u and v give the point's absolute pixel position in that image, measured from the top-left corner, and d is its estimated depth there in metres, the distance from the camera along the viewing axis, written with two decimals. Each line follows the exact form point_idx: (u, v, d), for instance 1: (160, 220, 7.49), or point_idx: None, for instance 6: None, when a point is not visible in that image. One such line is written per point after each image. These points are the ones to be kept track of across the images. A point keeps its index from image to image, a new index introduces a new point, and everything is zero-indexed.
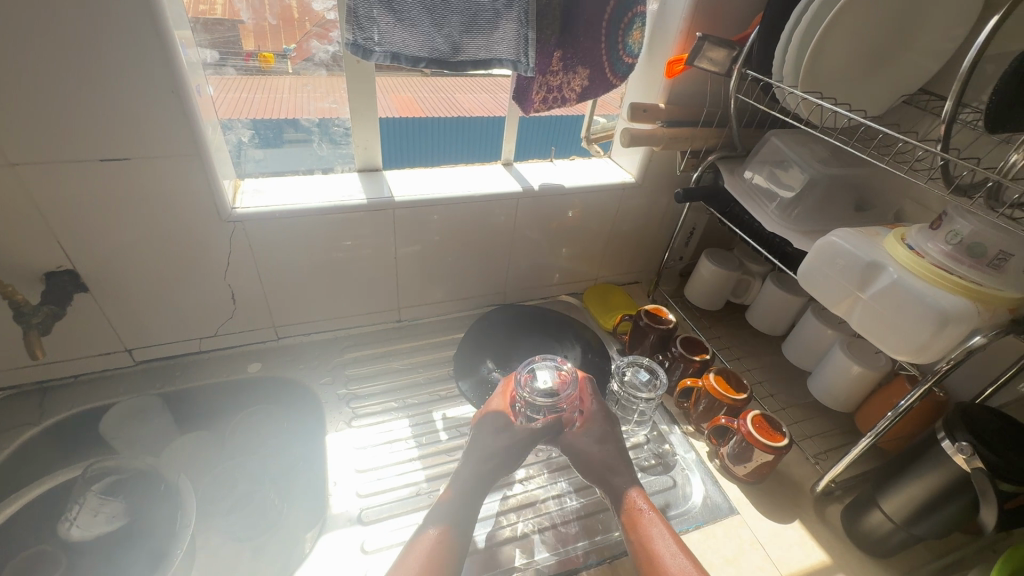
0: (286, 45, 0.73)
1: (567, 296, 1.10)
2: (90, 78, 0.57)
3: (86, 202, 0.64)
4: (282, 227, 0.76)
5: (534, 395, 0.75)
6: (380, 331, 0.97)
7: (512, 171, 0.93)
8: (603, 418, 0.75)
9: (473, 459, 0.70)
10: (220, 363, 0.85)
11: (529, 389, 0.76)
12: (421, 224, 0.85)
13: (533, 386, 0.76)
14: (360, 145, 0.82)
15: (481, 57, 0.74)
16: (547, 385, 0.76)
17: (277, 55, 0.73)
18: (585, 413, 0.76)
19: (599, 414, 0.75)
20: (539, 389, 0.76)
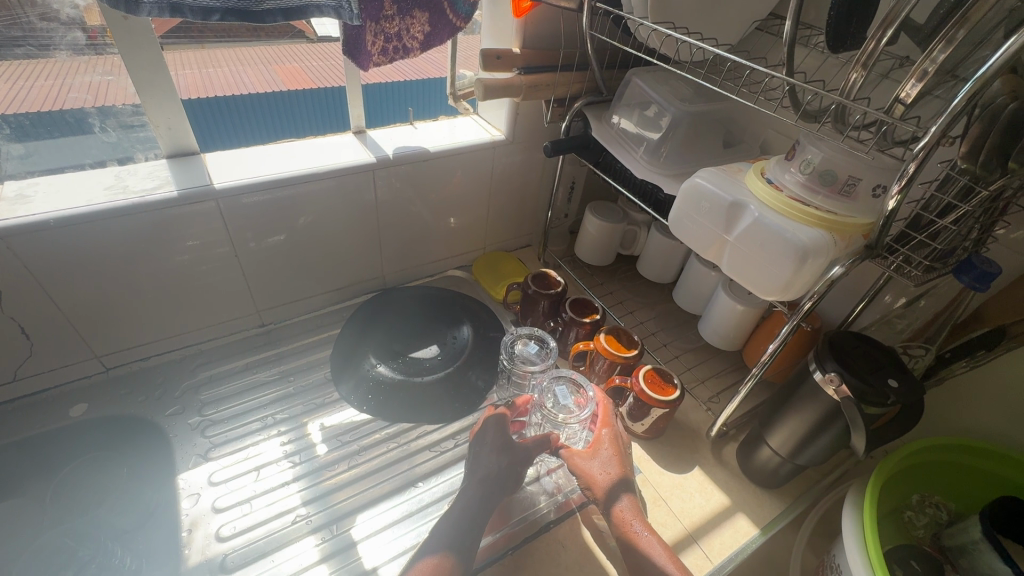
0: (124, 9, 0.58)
1: (455, 270, 1.02)
2: None
3: None
4: (68, 241, 0.61)
5: (550, 403, 0.71)
6: (240, 340, 0.84)
7: (364, 140, 0.81)
8: (614, 446, 0.67)
9: (475, 480, 0.64)
10: (32, 411, 0.70)
11: (540, 395, 0.72)
12: (261, 214, 0.72)
13: (553, 400, 0.71)
14: (160, 125, 0.66)
15: (292, 5, 0.60)
16: (568, 401, 0.71)
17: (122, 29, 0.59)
18: (597, 437, 0.68)
19: (610, 438, 0.68)
20: (556, 401, 0.71)
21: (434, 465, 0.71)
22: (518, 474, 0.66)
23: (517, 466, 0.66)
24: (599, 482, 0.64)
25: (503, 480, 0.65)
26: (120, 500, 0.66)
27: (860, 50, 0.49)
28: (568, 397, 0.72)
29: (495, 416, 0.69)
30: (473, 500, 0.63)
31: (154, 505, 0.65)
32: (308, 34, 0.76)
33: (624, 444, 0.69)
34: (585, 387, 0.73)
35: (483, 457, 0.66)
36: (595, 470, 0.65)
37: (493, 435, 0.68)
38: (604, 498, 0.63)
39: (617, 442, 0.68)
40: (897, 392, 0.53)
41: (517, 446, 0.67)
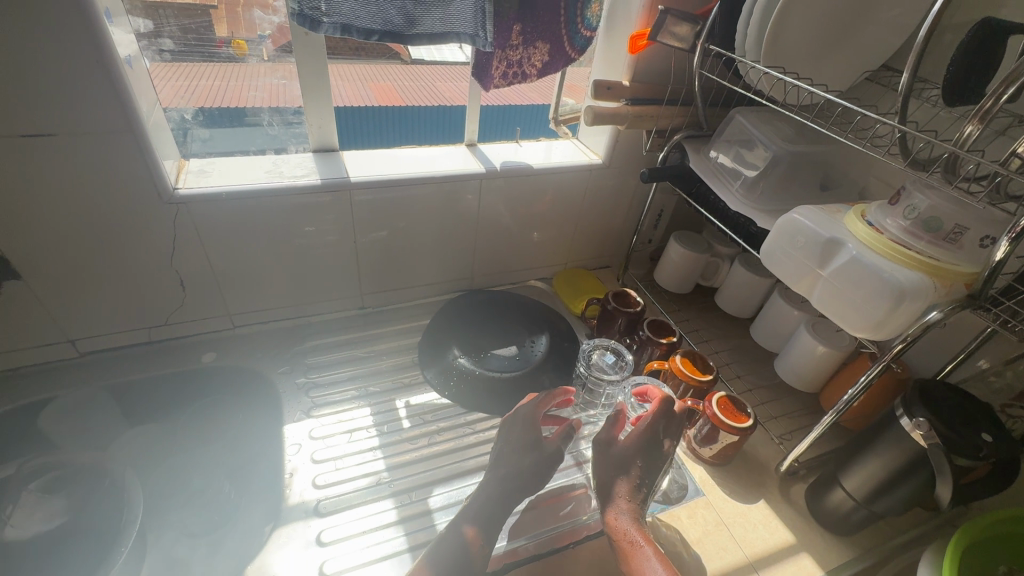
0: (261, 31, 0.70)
1: (537, 281, 1.07)
2: (8, 51, 0.52)
3: (18, 183, 0.60)
4: (231, 210, 0.72)
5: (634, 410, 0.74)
6: (341, 318, 0.93)
7: (475, 153, 0.89)
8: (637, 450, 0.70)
9: (497, 478, 0.67)
10: (172, 353, 0.81)
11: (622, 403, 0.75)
12: (381, 207, 0.82)
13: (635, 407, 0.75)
14: (313, 124, 0.78)
15: (437, 31, 0.73)
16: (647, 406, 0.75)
17: (249, 41, 0.71)
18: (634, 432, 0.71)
19: (641, 441, 0.70)
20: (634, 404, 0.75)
21: None
22: (547, 472, 0.69)
23: (537, 453, 0.70)
24: (608, 488, 0.68)
25: (529, 474, 0.68)
26: (234, 441, 0.75)
27: (977, 105, 0.50)
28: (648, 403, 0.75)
29: (524, 414, 0.73)
30: (499, 487, 0.66)
31: (262, 448, 0.74)
32: (403, 57, 0.86)
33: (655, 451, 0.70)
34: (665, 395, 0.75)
35: (509, 453, 0.69)
36: (609, 473, 0.69)
37: (519, 434, 0.71)
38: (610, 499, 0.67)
39: (647, 446, 0.70)
40: (991, 446, 0.53)
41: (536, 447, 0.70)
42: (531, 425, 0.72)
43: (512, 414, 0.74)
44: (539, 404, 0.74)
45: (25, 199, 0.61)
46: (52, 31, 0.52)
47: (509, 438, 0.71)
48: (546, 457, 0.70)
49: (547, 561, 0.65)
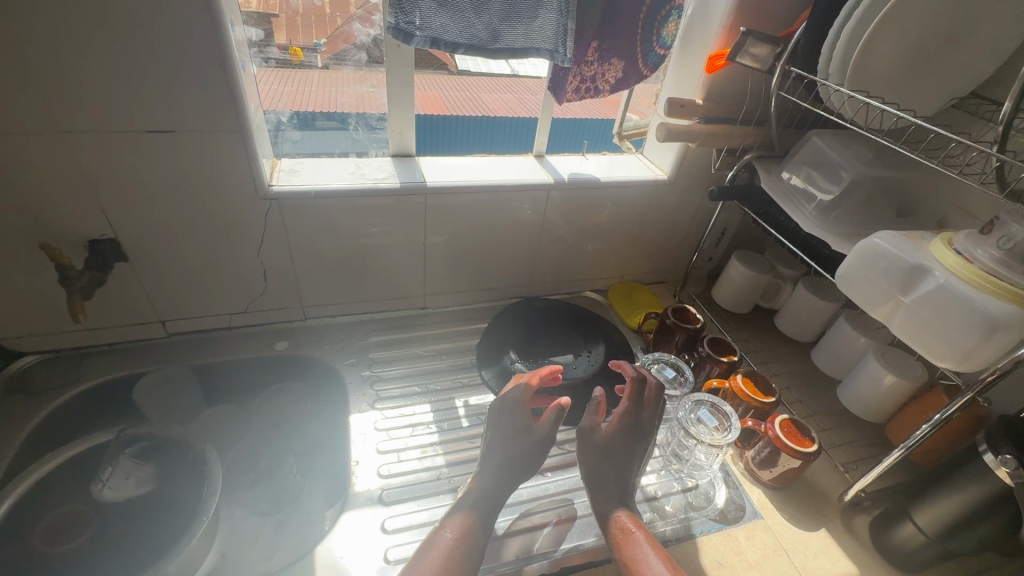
0: (317, 40, 0.76)
1: (592, 292, 1.08)
2: (144, 54, 0.57)
3: (137, 173, 0.65)
4: (317, 208, 0.76)
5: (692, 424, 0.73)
6: (403, 317, 0.96)
7: (543, 163, 0.91)
8: (623, 435, 0.70)
9: (490, 467, 0.66)
10: (249, 339, 0.86)
11: (682, 417, 0.74)
12: (453, 212, 0.85)
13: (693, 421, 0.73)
14: (395, 130, 0.82)
15: (519, 46, 0.76)
16: (710, 423, 0.73)
17: (305, 49, 0.75)
18: (619, 414, 0.72)
19: (626, 423, 0.71)
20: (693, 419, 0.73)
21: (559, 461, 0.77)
22: (537, 457, 0.69)
23: (529, 438, 0.69)
24: (594, 473, 0.68)
25: (518, 462, 0.67)
26: None
27: None
28: (710, 420, 0.73)
29: (512, 398, 0.72)
30: (494, 474, 0.65)
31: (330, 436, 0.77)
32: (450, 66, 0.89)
33: (638, 435, 0.71)
34: (728, 414, 0.73)
35: (498, 441, 0.69)
36: (594, 458, 0.69)
37: (507, 420, 0.70)
38: (598, 488, 0.67)
39: (631, 430, 0.71)
40: None
41: (529, 433, 0.70)
42: (522, 409, 0.71)
43: (499, 400, 0.73)
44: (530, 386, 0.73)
45: (140, 187, 0.67)
46: (183, 37, 0.57)
47: (497, 422, 0.71)
48: (534, 443, 0.69)
49: (603, 569, 0.65)
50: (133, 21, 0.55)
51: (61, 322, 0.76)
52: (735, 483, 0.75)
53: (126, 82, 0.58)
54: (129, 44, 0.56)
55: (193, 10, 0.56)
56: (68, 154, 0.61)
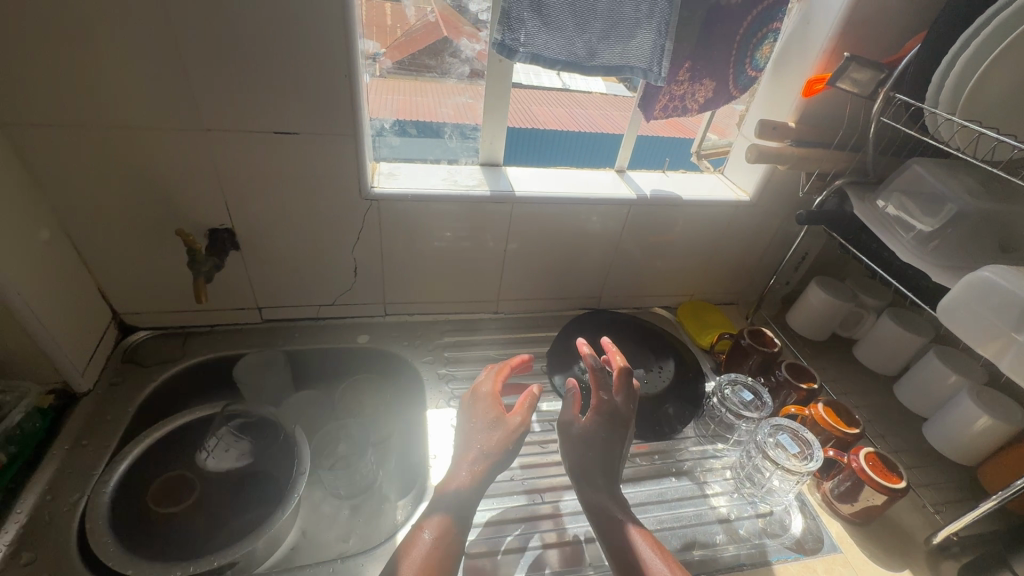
0: (378, 47, 0.74)
1: (661, 309, 1.08)
2: (280, 62, 0.63)
3: (258, 171, 0.71)
4: (413, 210, 0.80)
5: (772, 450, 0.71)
6: (476, 320, 0.99)
7: (625, 179, 0.93)
8: (605, 426, 0.67)
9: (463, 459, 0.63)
10: (334, 331, 0.91)
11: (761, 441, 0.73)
12: (536, 221, 0.87)
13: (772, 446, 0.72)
14: (486, 140, 0.85)
15: (615, 64, 0.78)
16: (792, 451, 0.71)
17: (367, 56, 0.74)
18: (597, 403, 0.68)
19: (605, 411, 0.68)
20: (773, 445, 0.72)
21: (630, 474, 0.78)
22: (510, 449, 0.65)
23: (500, 427, 0.66)
24: (579, 464, 0.64)
25: (494, 453, 0.63)
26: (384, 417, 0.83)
27: None
28: (792, 447, 0.72)
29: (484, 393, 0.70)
30: (470, 470, 0.62)
31: None
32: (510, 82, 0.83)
33: (619, 424, 0.68)
34: (810, 443, 0.72)
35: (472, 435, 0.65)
36: (576, 450, 0.65)
37: (480, 410, 0.68)
38: (586, 484, 0.62)
39: (612, 419, 0.68)
40: None
41: (500, 422, 0.66)
42: (489, 399, 0.69)
43: (471, 388, 0.72)
44: (496, 375, 0.73)
45: (259, 183, 0.72)
46: (314, 49, 0.62)
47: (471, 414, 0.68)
48: (506, 432, 0.65)
49: None
50: (274, 33, 0.60)
51: (174, 302, 0.83)
52: (813, 513, 0.74)
53: (261, 87, 0.64)
54: (268, 54, 0.62)
55: (327, 24, 0.61)
56: (204, 151, 0.68)
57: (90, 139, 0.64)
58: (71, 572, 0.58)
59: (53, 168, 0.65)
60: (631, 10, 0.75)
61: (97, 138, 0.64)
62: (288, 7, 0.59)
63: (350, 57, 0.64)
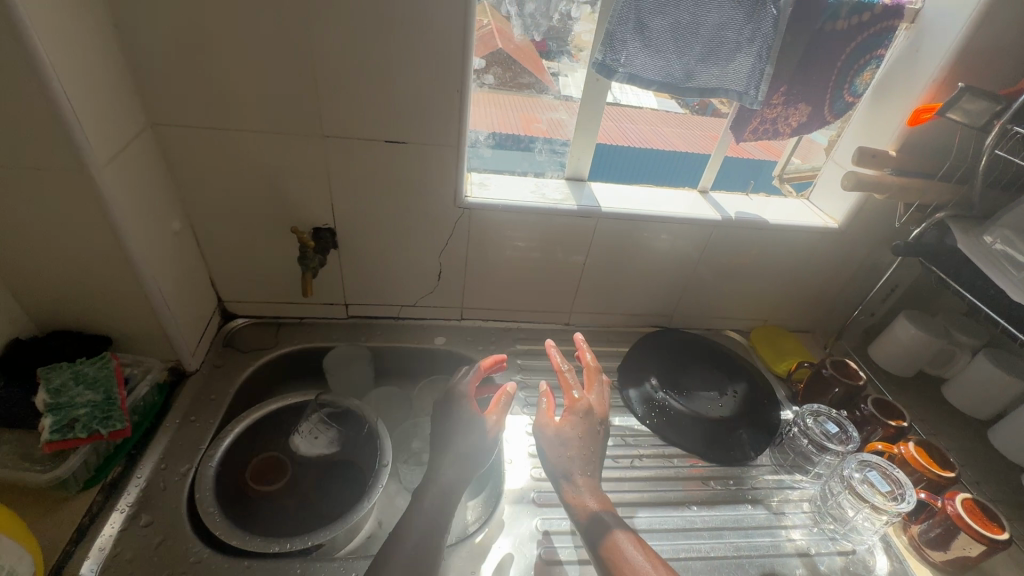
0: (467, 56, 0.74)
1: (732, 332, 1.06)
2: (400, 77, 0.67)
3: (366, 176, 0.75)
4: (502, 221, 0.83)
5: (860, 488, 0.70)
6: (548, 330, 1.00)
7: (708, 199, 0.93)
8: (581, 429, 0.70)
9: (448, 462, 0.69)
10: (413, 331, 0.95)
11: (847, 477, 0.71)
12: (618, 237, 0.88)
13: (859, 483, 0.70)
14: (574, 156, 0.87)
15: (709, 86, 0.79)
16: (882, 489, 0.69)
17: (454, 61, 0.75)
18: (571, 403, 0.72)
19: (580, 408, 0.72)
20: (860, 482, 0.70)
21: (704, 497, 0.77)
22: (485, 447, 0.71)
23: (473, 427, 0.72)
24: (559, 463, 0.68)
25: (473, 454, 0.70)
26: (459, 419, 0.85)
27: None
28: (882, 485, 0.69)
29: (456, 395, 0.76)
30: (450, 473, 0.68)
31: None
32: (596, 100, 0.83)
33: (594, 423, 0.72)
34: (902, 482, 0.69)
35: (452, 437, 0.72)
36: (557, 452, 0.69)
37: (456, 411, 0.74)
38: (570, 485, 0.67)
39: (586, 417, 0.72)
40: None
41: (473, 423, 0.72)
42: (466, 400, 0.75)
43: (447, 390, 0.77)
44: (471, 376, 0.78)
45: (364, 188, 0.77)
46: (431, 66, 0.66)
47: (450, 416, 0.74)
48: (480, 433, 0.72)
49: None
50: (397, 51, 0.64)
51: (272, 293, 0.88)
52: (900, 557, 0.71)
53: (379, 99, 0.68)
54: (390, 69, 0.66)
55: (446, 44, 0.64)
56: (321, 156, 0.72)
57: (222, 141, 0.70)
58: (184, 540, 0.62)
59: (187, 166, 0.71)
60: (733, 33, 0.75)
61: (229, 139, 0.70)
62: (412, 28, 0.63)
63: (463, 75, 0.67)
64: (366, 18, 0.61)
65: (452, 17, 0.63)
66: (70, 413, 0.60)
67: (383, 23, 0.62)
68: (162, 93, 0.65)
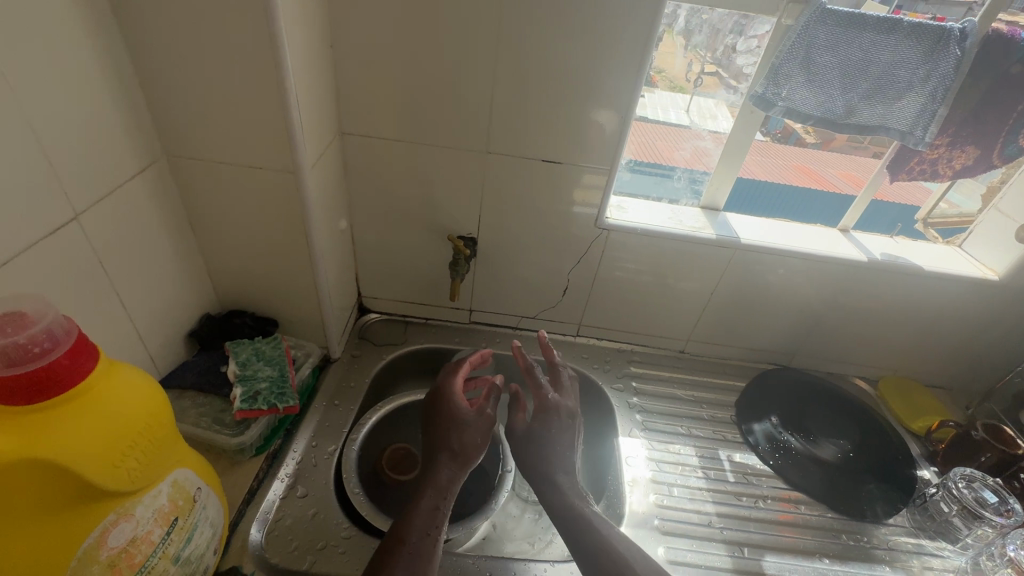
0: None
1: (858, 379, 1.01)
2: (569, 101, 0.70)
3: (516, 192, 0.79)
4: (639, 243, 0.84)
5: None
6: (661, 355, 1.00)
7: (850, 238, 0.89)
8: (553, 427, 0.71)
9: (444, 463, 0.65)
10: (530, 342, 0.97)
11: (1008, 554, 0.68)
12: (752, 270, 0.87)
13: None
14: (715, 184, 0.87)
15: (869, 124, 0.76)
16: None
17: None
18: (541, 401, 0.73)
19: (551, 406, 0.72)
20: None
21: (835, 552, 0.73)
22: (477, 443, 0.69)
23: (467, 425, 0.69)
24: (538, 462, 0.68)
25: (461, 451, 0.67)
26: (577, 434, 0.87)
27: None
28: None
29: (444, 389, 0.75)
30: (447, 472, 0.65)
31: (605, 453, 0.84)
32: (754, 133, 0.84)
33: (564, 420, 0.72)
34: None
35: (442, 434, 0.69)
36: (536, 452, 0.69)
37: (443, 406, 0.72)
38: (550, 483, 0.66)
39: (558, 415, 0.72)
40: None
41: (467, 420, 0.70)
42: (456, 398, 0.74)
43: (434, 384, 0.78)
44: (457, 377, 0.77)
45: (512, 202, 0.80)
46: (600, 91, 0.69)
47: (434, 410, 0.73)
48: (469, 429, 0.69)
49: None
50: (572, 76, 0.68)
51: (406, 293, 0.94)
52: None
53: (546, 119, 0.72)
54: (562, 92, 0.69)
55: (619, 70, 0.67)
56: (480, 169, 0.77)
57: (394, 151, 0.76)
58: (334, 517, 0.67)
59: (359, 171, 0.78)
60: (906, 72, 0.72)
61: (400, 149, 0.76)
62: (593, 55, 0.66)
63: (630, 101, 0.69)
64: (552, 43, 0.65)
65: (632, 47, 0.66)
66: (254, 386, 0.67)
67: (566, 49, 0.66)
68: (354, 105, 0.72)
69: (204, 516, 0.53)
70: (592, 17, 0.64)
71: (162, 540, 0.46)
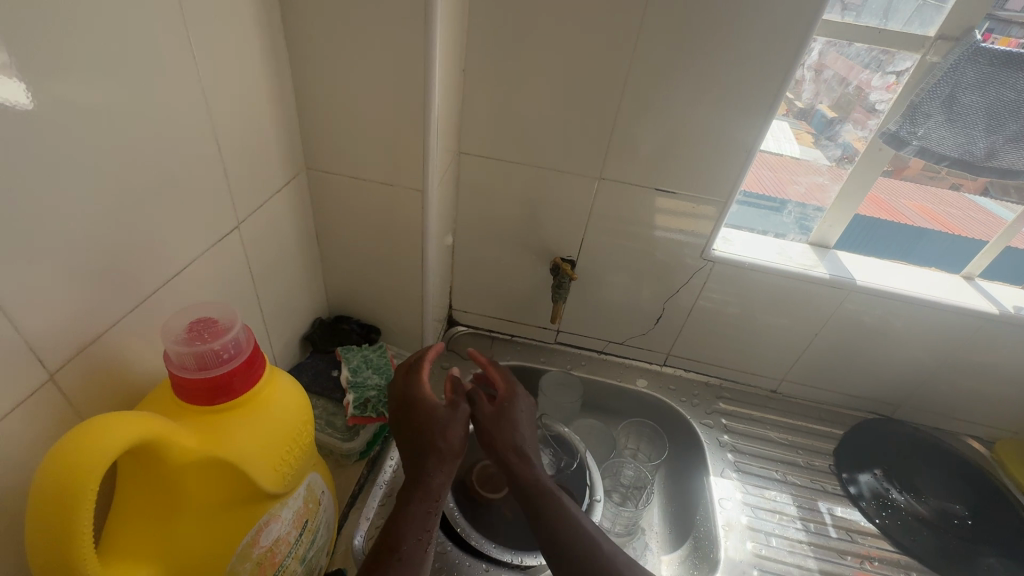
0: None
1: (968, 438, 0.93)
2: (693, 131, 0.69)
3: (623, 217, 0.78)
4: (745, 278, 0.82)
5: None
6: (752, 393, 0.96)
7: (975, 287, 0.83)
8: (520, 420, 0.63)
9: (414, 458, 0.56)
10: (616, 368, 0.96)
11: None
12: (865, 314, 0.83)
13: None
14: (829, 221, 0.83)
15: (1013, 168, 0.71)
16: None
17: None
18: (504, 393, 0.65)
19: (512, 396, 0.64)
20: None
21: None
22: (452, 436, 0.58)
23: (440, 416, 0.58)
24: (511, 457, 0.59)
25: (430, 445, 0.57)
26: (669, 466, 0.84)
27: None
28: None
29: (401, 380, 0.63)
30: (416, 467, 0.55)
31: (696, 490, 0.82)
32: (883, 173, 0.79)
33: (526, 412, 0.64)
34: None
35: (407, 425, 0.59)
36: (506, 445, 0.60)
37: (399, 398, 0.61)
38: (523, 477, 0.57)
39: (521, 406, 0.64)
40: None
41: (438, 410, 0.59)
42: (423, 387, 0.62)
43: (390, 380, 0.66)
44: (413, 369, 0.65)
45: (616, 228, 0.80)
46: (726, 123, 0.68)
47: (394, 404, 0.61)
48: (435, 419, 0.58)
49: None
50: (700, 107, 0.67)
51: (496, 309, 0.95)
52: None
53: (666, 148, 0.71)
54: (686, 123, 0.69)
55: (750, 103, 0.66)
56: (590, 193, 0.77)
57: (506, 171, 0.77)
58: None
59: (470, 189, 0.80)
60: None
61: (512, 170, 0.77)
62: (724, 88, 0.65)
63: (757, 134, 0.68)
64: (685, 75, 0.65)
65: (768, 81, 0.64)
66: (364, 393, 0.69)
67: (697, 81, 0.65)
68: (475, 126, 0.73)
69: (325, 519, 0.54)
70: (730, 51, 0.63)
71: (295, 541, 0.49)
